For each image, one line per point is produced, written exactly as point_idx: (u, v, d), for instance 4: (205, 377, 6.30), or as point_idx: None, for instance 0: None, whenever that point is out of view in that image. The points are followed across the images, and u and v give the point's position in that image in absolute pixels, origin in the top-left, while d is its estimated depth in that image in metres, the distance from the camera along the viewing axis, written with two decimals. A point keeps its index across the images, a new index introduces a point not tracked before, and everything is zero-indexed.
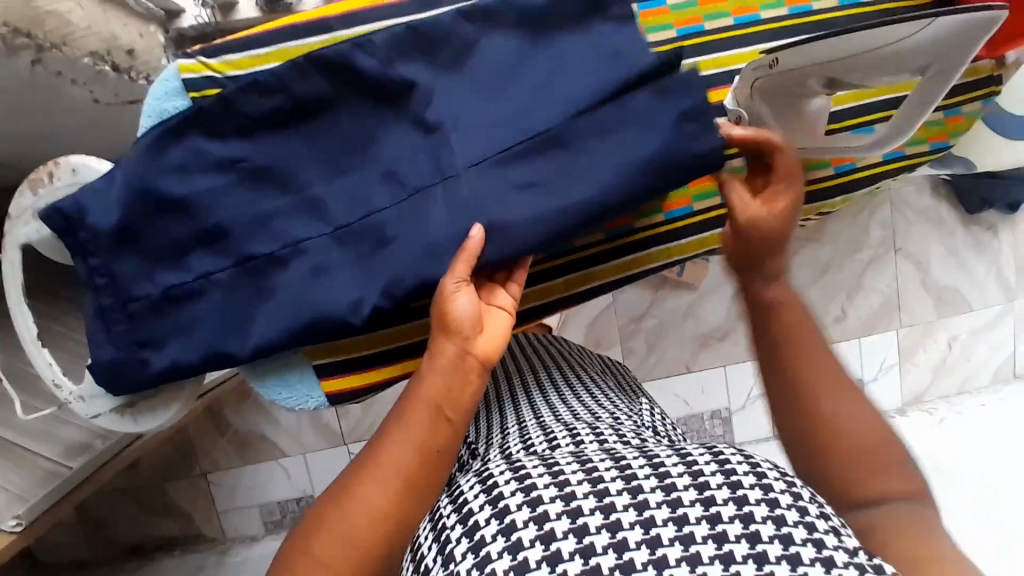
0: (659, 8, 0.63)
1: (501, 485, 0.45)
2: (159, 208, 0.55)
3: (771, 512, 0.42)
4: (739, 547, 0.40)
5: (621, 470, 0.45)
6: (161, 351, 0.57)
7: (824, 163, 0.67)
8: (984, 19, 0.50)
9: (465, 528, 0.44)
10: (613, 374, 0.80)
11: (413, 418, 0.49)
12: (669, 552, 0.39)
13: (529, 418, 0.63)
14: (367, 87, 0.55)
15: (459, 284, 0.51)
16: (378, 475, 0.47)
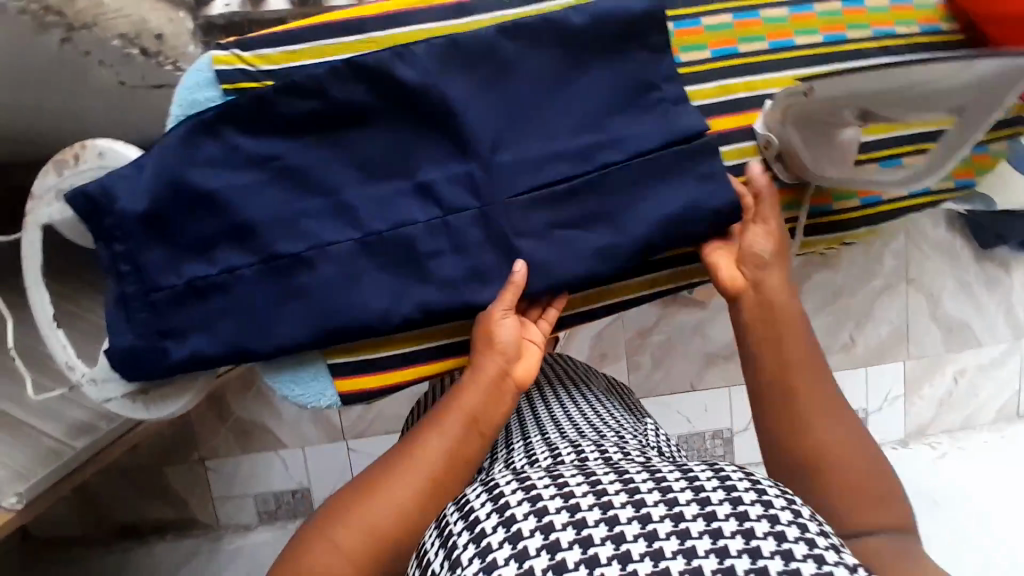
0: (694, 28, 0.63)
1: (507, 494, 0.45)
2: (188, 200, 0.55)
3: (773, 528, 0.40)
4: (741, 562, 0.38)
5: (625, 483, 0.45)
6: (182, 343, 0.56)
7: (850, 195, 0.67)
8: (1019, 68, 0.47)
9: (472, 535, 0.44)
10: (619, 395, 0.80)
11: (448, 424, 0.53)
12: (672, 564, 0.38)
13: (536, 434, 0.63)
14: (403, 96, 0.56)
15: (506, 312, 0.57)
16: (409, 469, 0.51)
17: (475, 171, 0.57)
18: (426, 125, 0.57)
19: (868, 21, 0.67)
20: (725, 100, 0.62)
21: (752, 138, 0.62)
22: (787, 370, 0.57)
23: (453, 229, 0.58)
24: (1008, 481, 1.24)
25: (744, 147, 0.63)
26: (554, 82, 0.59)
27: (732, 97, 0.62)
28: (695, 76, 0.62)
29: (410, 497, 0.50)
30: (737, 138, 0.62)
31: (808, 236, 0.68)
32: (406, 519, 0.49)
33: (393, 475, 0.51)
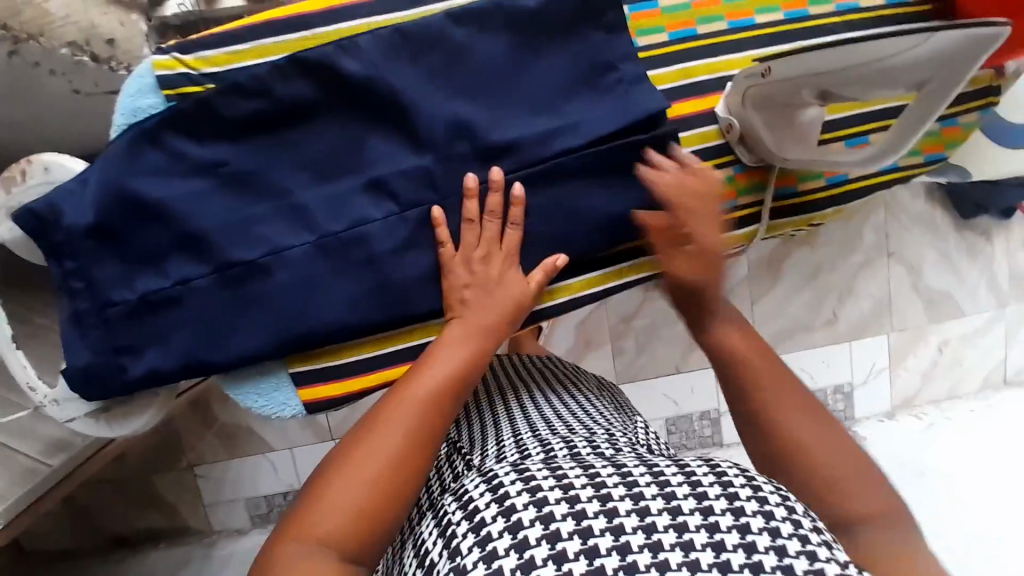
0: (650, 10, 0.61)
1: (512, 496, 0.47)
2: (136, 212, 0.54)
3: (768, 524, 0.44)
4: (736, 557, 0.42)
5: (629, 485, 0.47)
6: (140, 358, 0.55)
7: (817, 175, 0.66)
8: (990, 35, 0.48)
9: (477, 538, 0.46)
10: (607, 391, 0.81)
11: (417, 394, 0.52)
12: (670, 557, 0.42)
13: (525, 431, 0.62)
14: (350, 91, 0.56)
15: (470, 274, 0.57)
16: (384, 432, 0.50)
17: (430, 165, 0.57)
18: (376, 117, 0.57)
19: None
20: (687, 83, 0.61)
21: (713, 122, 0.62)
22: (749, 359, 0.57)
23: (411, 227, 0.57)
24: (997, 449, 1.24)
25: (705, 132, 0.62)
26: (504, 69, 0.58)
27: (693, 80, 0.61)
28: (654, 60, 0.61)
29: (405, 454, 0.50)
30: (697, 122, 0.62)
31: (776, 220, 0.67)
32: (407, 479, 0.49)
33: (384, 430, 0.50)
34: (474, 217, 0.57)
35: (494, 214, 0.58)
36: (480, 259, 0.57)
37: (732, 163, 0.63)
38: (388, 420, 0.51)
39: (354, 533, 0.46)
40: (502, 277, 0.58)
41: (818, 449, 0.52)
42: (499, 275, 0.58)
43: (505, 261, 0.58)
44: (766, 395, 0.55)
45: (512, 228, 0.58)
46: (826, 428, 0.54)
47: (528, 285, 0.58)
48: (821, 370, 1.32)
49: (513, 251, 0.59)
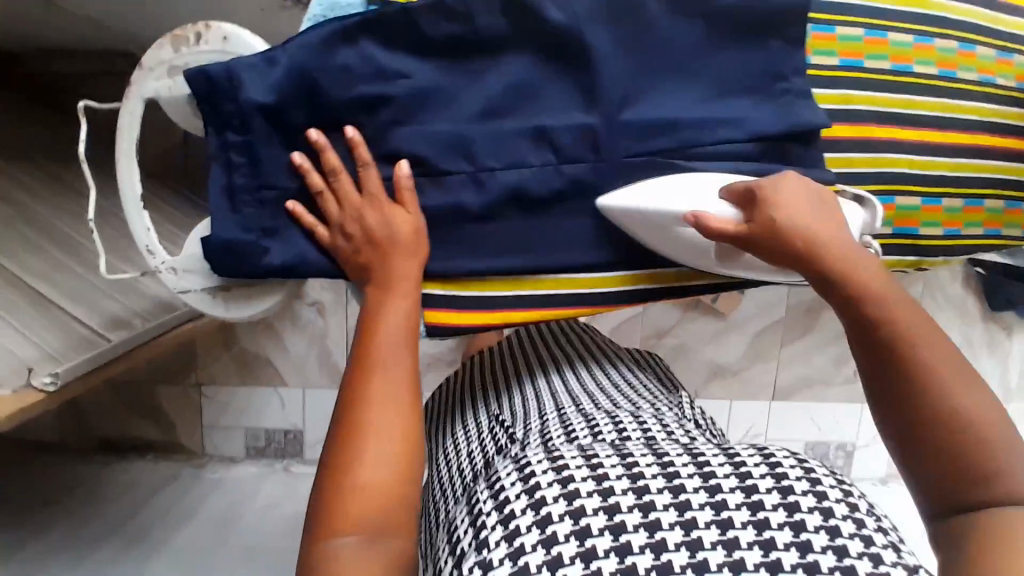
0: (829, 33, 0.62)
1: (537, 474, 0.49)
2: (316, 103, 0.55)
3: (853, 514, 0.44)
4: (818, 538, 0.43)
5: (700, 467, 0.48)
6: (283, 244, 0.57)
7: (935, 225, 0.67)
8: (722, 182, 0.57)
9: (499, 516, 0.47)
10: (651, 367, 0.84)
11: (376, 339, 0.53)
12: (741, 534, 0.43)
13: (570, 404, 0.67)
14: (545, 37, 0.56)
15: (340, 233, 0.56)
16: (373, 401, 0.51)
17: (597, 125, 0.57)
18: (562, 70, 0.57)
19: (976, 66, 0.66)
20: (844, 108, 0.62)
21: (858, 151, 0.63)
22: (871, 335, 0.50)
23: (568, 176, 0.58)
24: None
25: (845, 159, 0.63)
26: (691, 52, 0.59)
27: (852, 108, 0.62)
28: (818, 80, 0.62)
29: (402, 426, 0.51)
30: (844, 148, 0.63)
31: (890, 257, 0.67)
32: (410, 453, 0.51)
33: (371, 401, 0.51)
34: (322, 187, 0.56)
35: (338, 171, 0.56)
36: (350, 219, 0.56)
37: (872, 194, 0.64)
38: (364, 393, 0.51)
39: (384, 517, 0.48)
40: (380, 223, 0.55)
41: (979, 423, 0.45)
42: (379, 224, 0.55)
43: (372, 205, 0.56)
44: (922, 340, 0.48)
45: (365, 170, 0.56)
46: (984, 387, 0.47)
47: (403, 215, 0.56)
48: (829, 423, 1.36)
49: (375, 193, 0.56)
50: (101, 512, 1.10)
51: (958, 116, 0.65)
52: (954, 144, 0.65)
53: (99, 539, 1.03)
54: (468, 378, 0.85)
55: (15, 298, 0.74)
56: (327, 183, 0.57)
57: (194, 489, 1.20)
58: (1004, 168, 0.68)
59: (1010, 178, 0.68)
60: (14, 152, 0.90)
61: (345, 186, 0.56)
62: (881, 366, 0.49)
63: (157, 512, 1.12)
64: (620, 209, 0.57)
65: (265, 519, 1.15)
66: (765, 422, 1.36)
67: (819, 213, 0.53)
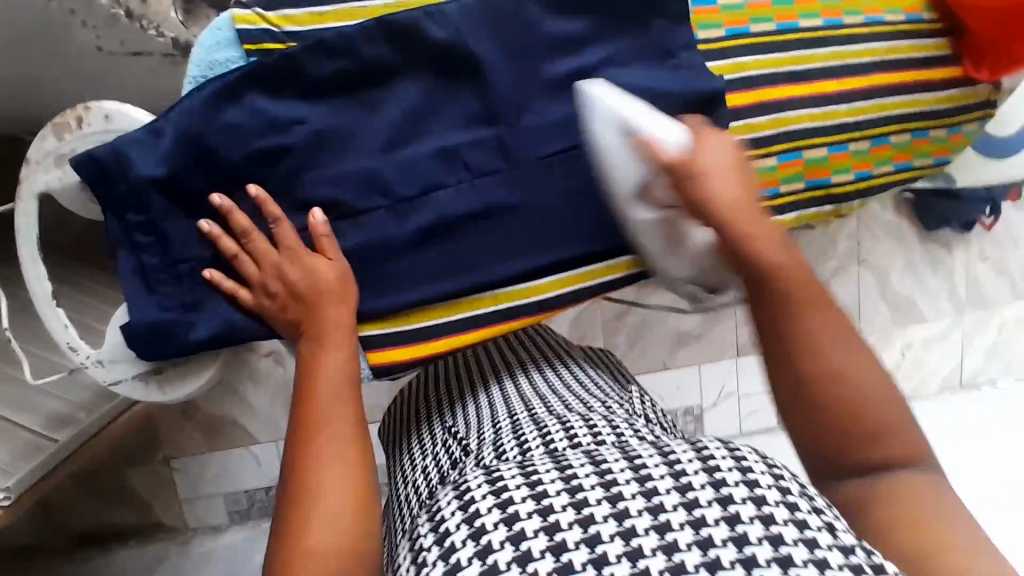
0: (709, 7, 0.63)
1: (476, 500, 0.49)
2: (213, 166, 0.54)
3: (785, 498, 0.45)
4: (754, 529, 0.42)
5: (636, 471, 0.48)
6: (208, 316, 0.55)
7: (843, 170, 0.69)
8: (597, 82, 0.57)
9: (439, 548, 0.47)
10: (601, 361, 0.86)
11: (312, 399, 0.53)
12: (680, 537, 0.42)
13: (520, 411, 0.68)
14: (434, 57, 0.55)
15: (262, 290, 0.55)
16: (320, 460, 0.51)
17: (502, 136, 0.57)
18: (458, 86, 0.57)
19: (860, 9, 0.69)
20: (740, 77, 0.63)
21: (761, 115, 0.63)
22: (789, 295, 0.51)
23: (483, 190, 0.57)
24: (958, 451, 1.32)
25: (750, 125, 0.63)
26: (580, 46, 0.59)
27: (745, 74, 0.63)
28: (710, 53, 0.62)
29: (349, 484, 0.50)
30: (747, 114, 0.63)
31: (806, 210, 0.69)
32: (359, 509, 0.50)
33: (316, 464, 0.50)
34: (236, 249, 0.55)
35: (247, 233, 0.54)
36: (274, 276, 0.54)
37: (777, 153, 0.65)
38: (307, 459, 0.51)
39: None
40: (302, 277, 0.54)
41: (876, 404, 0.49)
42: (302, 278, 0.54)
43: (292, 259, 0.55)
44: (821, 324, 0.51)
45: (279, 227, 0.55)
46: (891, 385, 0.50)
47: (328, 263, 0.55)
48: None
49: (292, 246, 0.55)
50: None
51: (852, 61, 0.67)
52: (851, 89, 0.67)
53: None
54: (422, 390, 0.84)
55: None
56: (240, 245, 0.55)
57: None
58: (901, 102, 0.70)
59: (908, 113, 0.70)
60: None
61: (254, 237, 0.55)
62: (789, 331, 0.51)
63: None
64: (602, 102, 0.55)
65: None
66: (736, 380, 1.38)
67: (733, 167, 0.54)
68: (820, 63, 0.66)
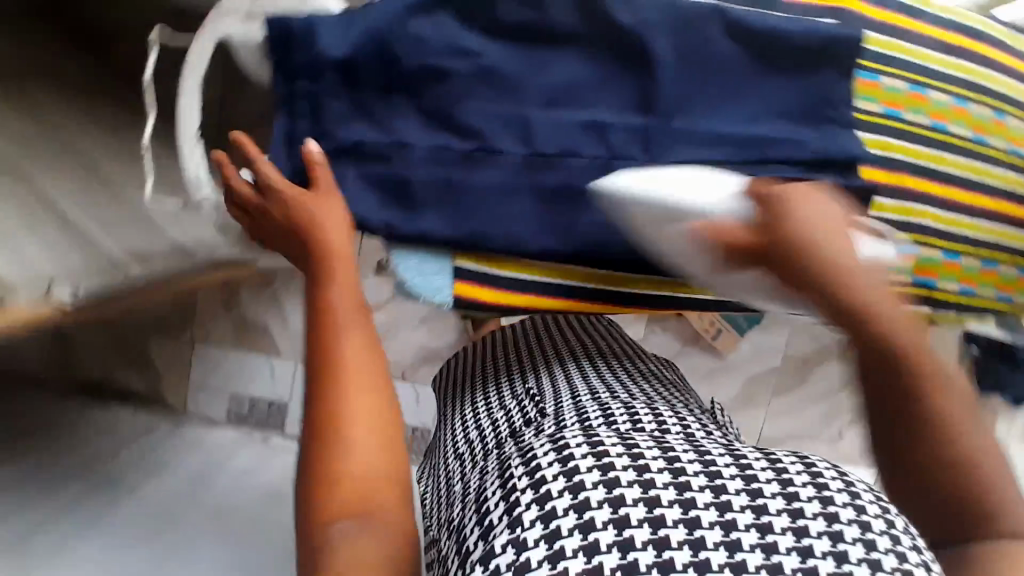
0: (874, 82, 0.64)
1: (543, 465, 0.49)
2: (386, 65, 0.57)
3: (858, 517, 0.44)
4: (820, 543, 0.42)
5: (705, 465, 0.48)
6: (337, 196, 0.58)
7: (908, 272, 0.67)
8: (622, 183, 0.56)
9: (506, 502, 0.48)
10: (669, 365, 0.85)
11: (342, 316, 0.55)
12: (743, 537, 0.43)
13: (584, 391, 0.67)
14: (615, 38, 0.58)
15: (272, 225, 0.59)
16: (354, 380, 0.53)
17: (650, 129, 0.59)
18: (626, 73, 0.59)
19: (974, 125, 0.67)
20: (883, 155, 0.64)
21: (888, 197, 0.64)
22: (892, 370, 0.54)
23: (617, 173, 0.59)
24: None
25: (880, 203, 0.64)
26: (747, 77, 0.60)
27: (887, 154, 0.64)
28: (863, 123, 0.64)
29: (383, 407, 0.53)
30: (883, 193, 0.64)
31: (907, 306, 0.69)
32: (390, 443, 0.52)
33: (357, 386, 0.52)
34: (244, 184, 0.59)
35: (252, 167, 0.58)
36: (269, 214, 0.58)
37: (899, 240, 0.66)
38: (338, 375, 0.52)
39: (385, 487, 0.51)
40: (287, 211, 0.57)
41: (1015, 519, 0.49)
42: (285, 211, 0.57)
43: (279, 199, 0.57)
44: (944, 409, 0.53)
45: (258, 162, 0.57)
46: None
47: (299, 200, 0.56)
48: None
49: (279, 183, 0.57)
50: (69, 454, 1.05)
51: (986, 181, 0.68)
52: (980, 207, 0.68)
53: (61, 480, 0.99)
54: (482, 356, 0.85)
55: None
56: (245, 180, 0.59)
57: (171, 445, 1.16)
58: (985, 228, 0.68)
59: (1003, 242, 0.69)
60: None
61: (256, 171, 0.58)
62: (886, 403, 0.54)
63: (129, 460, 1.09)
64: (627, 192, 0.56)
65: (238, 486, 1.10)
66: None
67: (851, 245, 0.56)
68: (959, 170, 0.67)
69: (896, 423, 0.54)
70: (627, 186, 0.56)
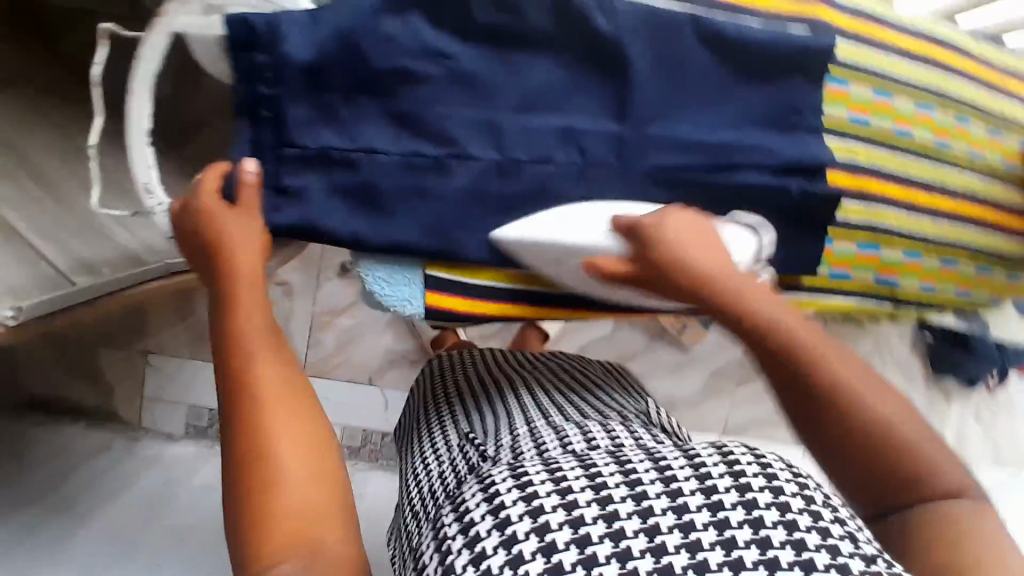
0: (841, 87, 0.65)
1: (499, 486, 0.46)
2: (353, 69, 0.54)
3: (777, 499, 0.44)
4: (776, 534, 0.42)
5: (661, 471, 0.47)
6: (302, 206, 0.55)
7: (868, 271, 0.70)
8: (512, 237, 0.57)
9: (463, 532, 0.45)
10: (614, 379, 0.89)
11: (252, 343, 0.50)
12: (710, 556, 0.41)
13: (535, 420, 0.67)
14: (591, 42, 0.56)
15: (195, 243, 0.55)
16: (273, 400, 0.48)
17: (623, 133, 0.58)
18: (601, 77, 0.58)
19: (932, 129, 0.69)
20: (851, 160, 0.65)
21: (855, 200, 0.65)
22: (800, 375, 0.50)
23: (590, 178, 0.58)
24: None
25: (850, 206, 0.65)
26: (718, 81, 0.60)
27: (854, 160, 0.65)
28: (830, 129, 0.64)
29: (316, 430, 0.49)
30: (852, 196, 0.65)
31: (866, 302, 0.73)
32: (329, 465, 0.48)
33: (279, 411, 0.48)
34: (183, 204, 0.55)
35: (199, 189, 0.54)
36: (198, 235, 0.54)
37: (863, 241, 0.68)
38: (264, 394, 0.48)
39: (322, 509, 0.46)
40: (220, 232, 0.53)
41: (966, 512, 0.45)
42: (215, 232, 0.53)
43: (214, 216, 0.54)
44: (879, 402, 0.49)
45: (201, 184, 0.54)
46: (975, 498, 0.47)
47: (243, 220, 0.54)
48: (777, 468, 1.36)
49: (218, 204, 0.54)
50: (14, 477, 0.99)
51: (942, 184, 0.69)
52: (938, 208, 0.70)
53: (8, 507, 0.93)
54: (430, 394, 0.86)
55: None
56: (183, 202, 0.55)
57: (127, 462, 1.12)
58: (940, 227, 0.71)
59: (961, 243, 0.72)
60: None
61: (196, 193, 0.54)
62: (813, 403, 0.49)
63: (81, 484, 1.02)
64: (518, 241, 0.56)
65: (199, 504, 1.05)
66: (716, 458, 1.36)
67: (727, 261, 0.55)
68: (917, 174, 0.68)
69: (819, 431, 0.49)
70: (517, 237, 0.56)
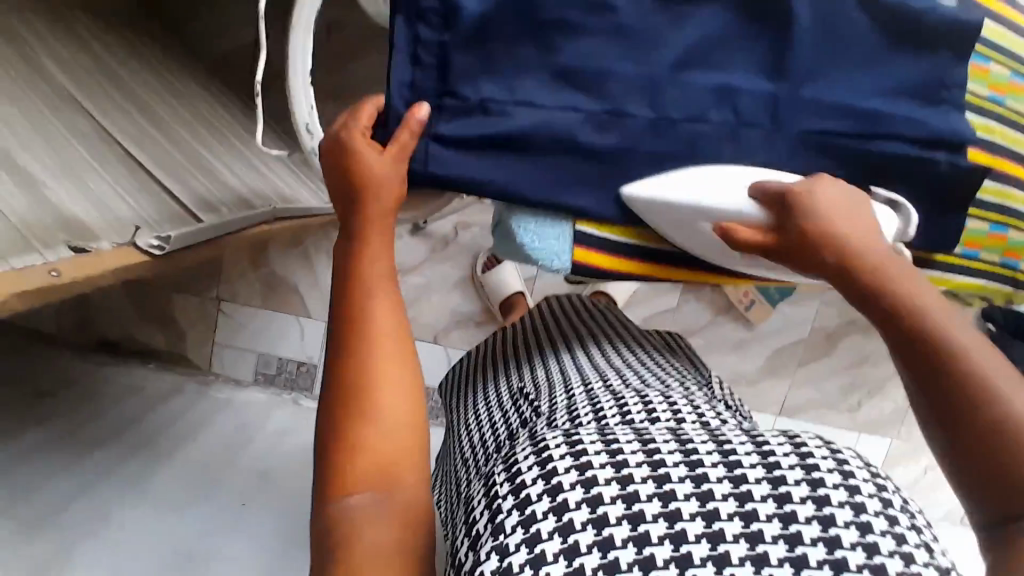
0: (984, 65, 0.64)
1: (551, 448, 0.46)
2: (516, 18, 0.54)
3: (845, 481, 0.42)
4: (842, 513, 0.40)
5: (725, 454, 0.45)
6: (457, 156, 0.56)
7: (995, 251, 0.70)
8: (640, 199, 0.57)
9: (512, 486, 0.45)
10: (674, 350, 0.86)
11: (366, 298, 0.53)
12: (765, 528, 0.40)
13: (594, 380, 0.66)
14: (753, 1, 0.56)
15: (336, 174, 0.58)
16: (377, 351, 0.52)
17: (778, 95, 0.57)
18: (759, 38, 0.57)
19: None
20: (989, 139, 0.63)
21: (992, 180, 0.65)
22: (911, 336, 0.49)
23: (740, 140, 0.58)
24: None
25: (987, 185, 0.65)
26: (879, 48, 0.59)
27: (991, 138, 0.64)
28: (973, 106, 0.63)
29: (410, 382, 0.52)
30: (992, 176, 0.65)
31: (990, 283, 0.72)
32: (418, 415, 0.51)
33: (382, 365, 0.51)
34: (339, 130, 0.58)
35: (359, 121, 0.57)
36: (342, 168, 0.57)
37: (995, 221, 0.68)
38: (369, 347, 0.52)
39: (405, 458, 0.50)
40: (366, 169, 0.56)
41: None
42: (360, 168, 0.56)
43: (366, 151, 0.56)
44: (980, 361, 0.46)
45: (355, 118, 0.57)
46: None
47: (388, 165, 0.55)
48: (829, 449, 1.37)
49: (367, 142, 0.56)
50: (100, 412, 1.02)
51: None
52: None
53: (99, 439, 0.96)
54: (488, 355, 0.86)
55: (110, 157, 0.69)
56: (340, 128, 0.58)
57: (200, 405, 1.14)
58: None
59: None
60: (118, 31, 0.92)
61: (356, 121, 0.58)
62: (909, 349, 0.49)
63: (162, 421, 1.05)
64: (642, 203, 0.57)
65: (273, 448, 1.08)
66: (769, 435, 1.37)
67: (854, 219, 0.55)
68: None
69: (931, 397, 0.47)
70: (645, 201, 0.57)
